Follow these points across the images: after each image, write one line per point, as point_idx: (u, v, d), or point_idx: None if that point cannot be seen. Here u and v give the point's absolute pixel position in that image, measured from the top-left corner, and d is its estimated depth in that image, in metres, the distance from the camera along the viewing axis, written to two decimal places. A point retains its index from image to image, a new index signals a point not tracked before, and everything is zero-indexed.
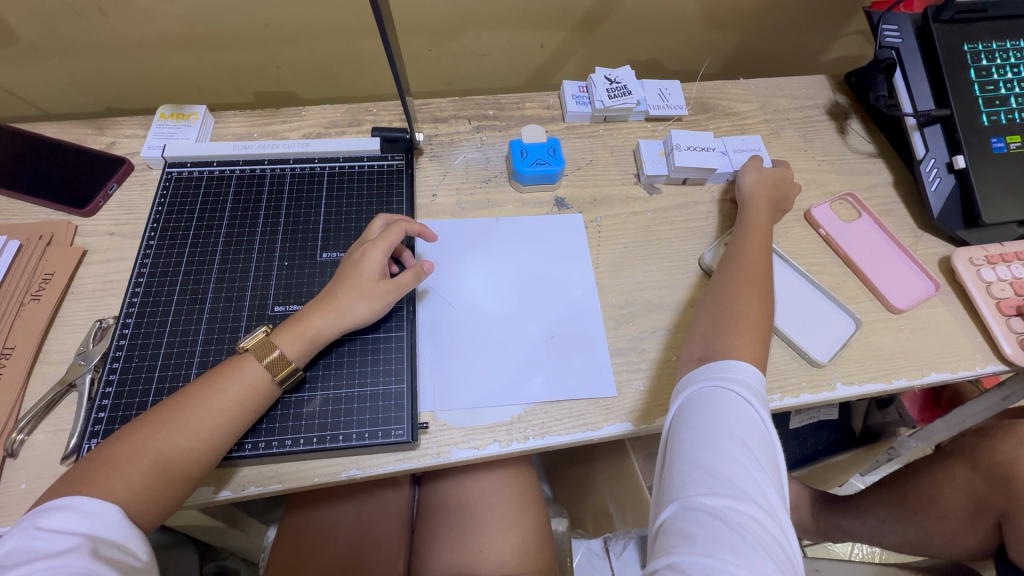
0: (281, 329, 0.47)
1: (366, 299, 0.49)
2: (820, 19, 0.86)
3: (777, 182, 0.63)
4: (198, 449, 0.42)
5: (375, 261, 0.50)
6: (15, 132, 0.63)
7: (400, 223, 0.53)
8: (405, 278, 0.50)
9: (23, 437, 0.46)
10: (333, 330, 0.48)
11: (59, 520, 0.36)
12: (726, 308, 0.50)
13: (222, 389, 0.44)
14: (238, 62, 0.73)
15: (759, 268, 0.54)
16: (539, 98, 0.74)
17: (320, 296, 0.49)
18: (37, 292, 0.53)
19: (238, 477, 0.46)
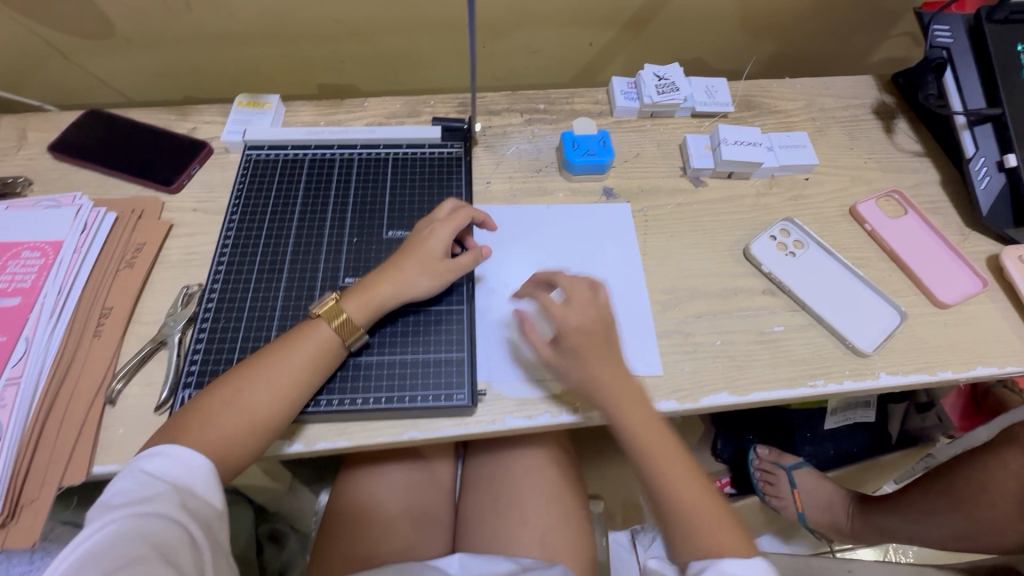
0: (349, 294, 0.51)
1: (428, 274, 0.52)
2: (868, 20, 0.87)
3: (601, 324, 0.51)
4: (271, 406, 0.45)
5: (441, 239, 0.54)
6: (112, 117, 0.69)
7: (466, 209, 0.57)
8: (465, 259, 0.54)
9: (121, 387, 0.51)
10: (396, 299, 0.51)
11: (155, 465, 0.41)
12: (690, 529, 0.46)
13: (295, 355, 0.47)
14: (306, 57, 0.78)
15: (681, 466, 0.48)
16: (588, 94, 0.77)
17: (383, 267, 0.53)
18: (131, 260, 0.58)
19: (306, 432, 0.49)
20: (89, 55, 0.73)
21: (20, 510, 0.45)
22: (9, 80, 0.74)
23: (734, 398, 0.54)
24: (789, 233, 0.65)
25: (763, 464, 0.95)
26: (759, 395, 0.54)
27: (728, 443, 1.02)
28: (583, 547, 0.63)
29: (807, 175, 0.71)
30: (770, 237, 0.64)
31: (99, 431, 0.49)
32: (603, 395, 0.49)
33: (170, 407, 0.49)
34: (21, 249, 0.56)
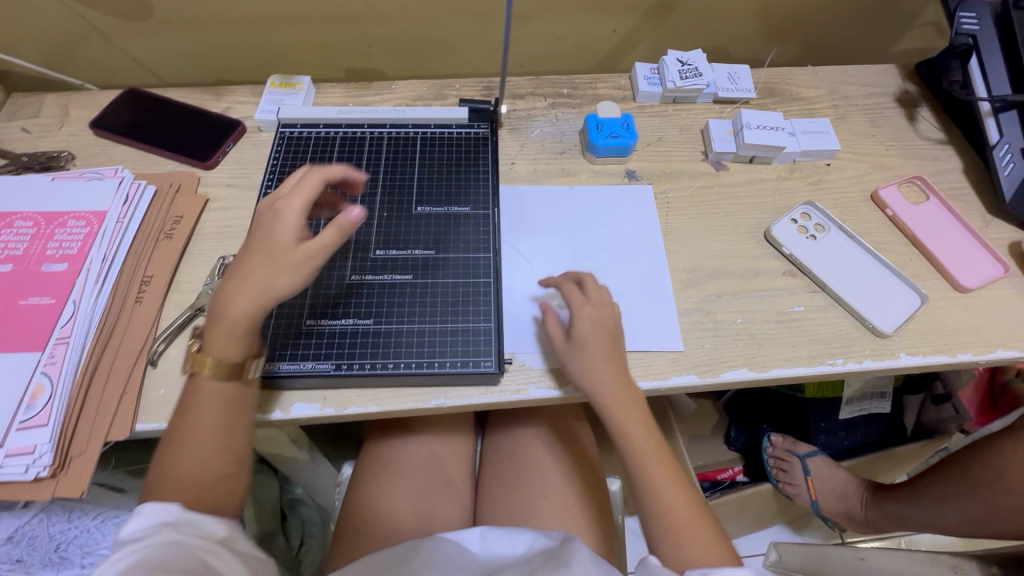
0: (209, 334, 0.45)
1: (289, 269, 0.45)
2: (892, 9, 0.87)
3: (607, 331, 0.52)
4: (217, 453, 0.45)
5: (291, 223, 0.46)
6: (150, 96, 0.72)
7: (317, 171, 0.48)
8: (325, 236, 0.45)
9: (162, 350, 0.53)
10: (258, 305, 0.44)
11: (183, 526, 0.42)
12: (665, 532, 0.47)
13: (203, 407, 0.45)
14: (335, 40, 0.80)
15: (664, 470, 0.49)
16: (611, 79, 0.78)
17: (235, 275, 0.45)
18: (170, 231, 0.60)
19: (307, 396, 0.51)
20: (127, 36, 0.75)
21: (68, 462, 0.47)
22: (50, 59, 0.77)
23: (754, 374, 0.55)
24: (810, 216, 0.66)
25: (776, 451, 0.96)
26: (777, 371, 0.55)
27: (742, 432, 1.03)
28: (600, 521, 0.64)
29: (829, 161, 0.71)
30: (791, 220, 0.65)
31: (142, 391, 0.51)
32: (600, 398, 0.50)
33: None
34: (67, 218, 0.58)
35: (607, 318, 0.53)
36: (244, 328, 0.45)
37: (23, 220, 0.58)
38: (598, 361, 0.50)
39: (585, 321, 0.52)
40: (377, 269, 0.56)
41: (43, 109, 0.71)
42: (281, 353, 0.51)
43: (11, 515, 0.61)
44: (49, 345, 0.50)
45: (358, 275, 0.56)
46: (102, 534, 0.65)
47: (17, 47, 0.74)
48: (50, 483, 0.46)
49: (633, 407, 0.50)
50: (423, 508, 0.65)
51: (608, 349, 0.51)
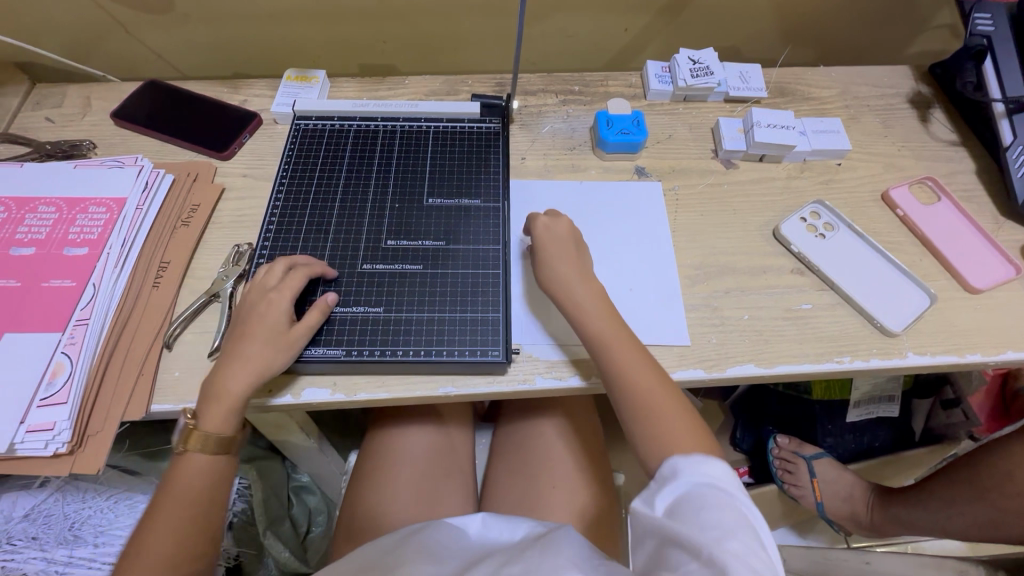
0: (203, 411, 0.47)
1: (282, 350, 0.49)
2: (906, 11, 0.87)
3: (572, 242, 0.57)
4: (196, 527, 0.46)
5: (281, 310, 0.50)
6: (170, 88, 0.73)
7: (299, 268, 0.53)
8: (314, 316, 0.51)
9: (177, 333, 0.54)
10: (252, 385, 0.48)
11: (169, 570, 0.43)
12: (644, 419, 0.48)
13: (188, 482, 0.47)
14: (350, 36, 0.81)
15: (638, 362, 0.50)
16: (623, 77, 0.78)
17: (224, 361, 0.48)
18: (187, 219, 0.61)
19: (298, 383, 0.52)
20: (148, 30, 0.77)
21: (85, 440, 0.48)
22: (73, 51, 0.78)
23: (760, 370, 0.55)
24: (819, 215, 0.66)
25: (782, 453, 0.95)
26: (783, 367, 0.55)
27: (749, 433, 1.03)
28: (604, 514, 0.65)
29: (840, 160, 0.71)
30: (801, 219, 0.65)
31: (156, 373, 0.52)
32: (578, 301, 0.52)
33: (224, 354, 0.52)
34: (88, 204, 0.60)
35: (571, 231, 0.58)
36: (237, 406, 0.47)
37: (45, 205, 0.59)
38: (568, 266, 0.55)
39: (549, 233, 0.57)
40: (388, 259, 0.57)
41: (66, 100, 0.73)
42: None
43: (28, 494, 0.64)
44: (69, 326, 0.52)
45: (370, 264, 0.57)
46: (115, 514, 0.67)
47: (43, 40, 0.76)
48: (68, 459, 0.48)
49: (603, 312, 0.52)
50: (428, 497, 0.66)
51: (575, 255, 0.56)
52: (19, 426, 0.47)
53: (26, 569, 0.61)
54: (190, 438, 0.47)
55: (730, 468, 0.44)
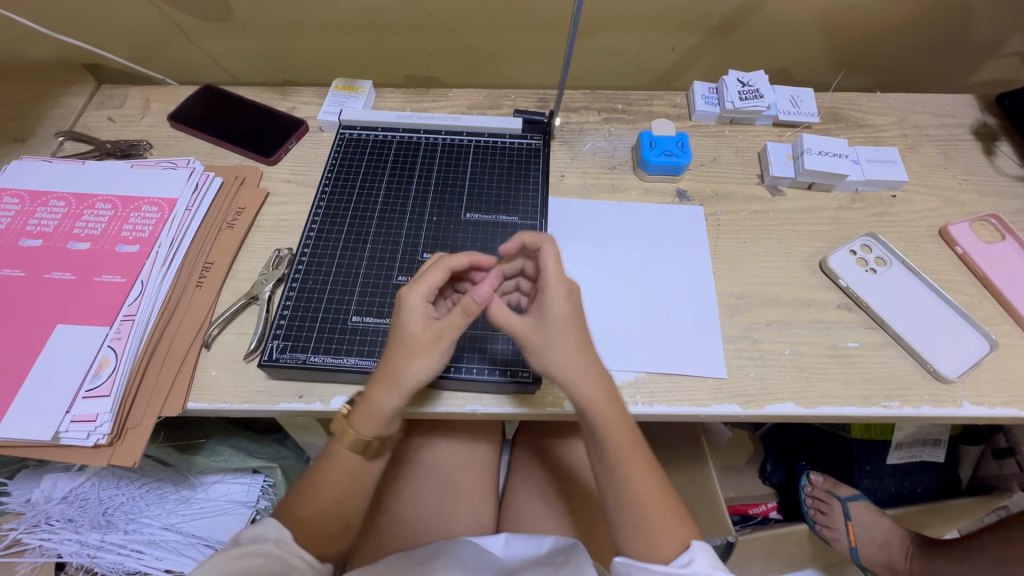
0: (354, 415, 0.47)
1: (424, 359, 0.45)
2: (974, 38, 0.83)
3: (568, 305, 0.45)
4: (334, 516, 0.47)
5: (417, 308, 0.46)
6: (224, 93, 0.76)
7: (444, 262, 0.48)
8: (455, 319, 0.45)
9: (216, 333, 0.56)
10: (400, 398, 0.45)
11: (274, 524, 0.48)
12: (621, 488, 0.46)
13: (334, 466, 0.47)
14: (398, 48, 0.82)
15: (620, 429, 0.45)
16: (668, 96, 0.77)
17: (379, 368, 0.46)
18: (232, 221, 0.63)
19: (329, 391, 0.53)
20: (207, 37, 0.80)
21: (124, 432, 0.50)
22: (137, 55, 0.82)
23: (800, 410, 0.53)
24: (871, 248, 0.63)
25: (815, 491, 0.92)
26: (825, 409, 0.53)
27: (778, 467, 0.99)
28: None
29: (894, 192, 0.68)
30: (851, 251, 0.62)
31: (194, 371, 0.53)
32: (579, 397, 0.44)
33: (258, 355, 0.53)
34: (142, 203, 0.62)
35: (570, 298, 0.45)
36: (385, 418, 0.46)
37: (102, 203, 0.62)
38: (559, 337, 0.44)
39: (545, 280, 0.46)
40: None
41: (127, 101, 0.76)
42: (325, 347, 0.53)
43: (68, 477, 0.66)
44: (116, 321, 0.54)
45: (405, 277, 0.57)
46: (145, 503, 0.69)
47: (111, 43, 0.80)
48: (107, 450, 0.49)
49: (617, 426, 0.45)
50: (447, 508, 0.65)
51: (577, 337, 0.45)
52: (64, 415, 0.49)
53: (62, 549, 0.64)
54: (342, 433, 0.48)
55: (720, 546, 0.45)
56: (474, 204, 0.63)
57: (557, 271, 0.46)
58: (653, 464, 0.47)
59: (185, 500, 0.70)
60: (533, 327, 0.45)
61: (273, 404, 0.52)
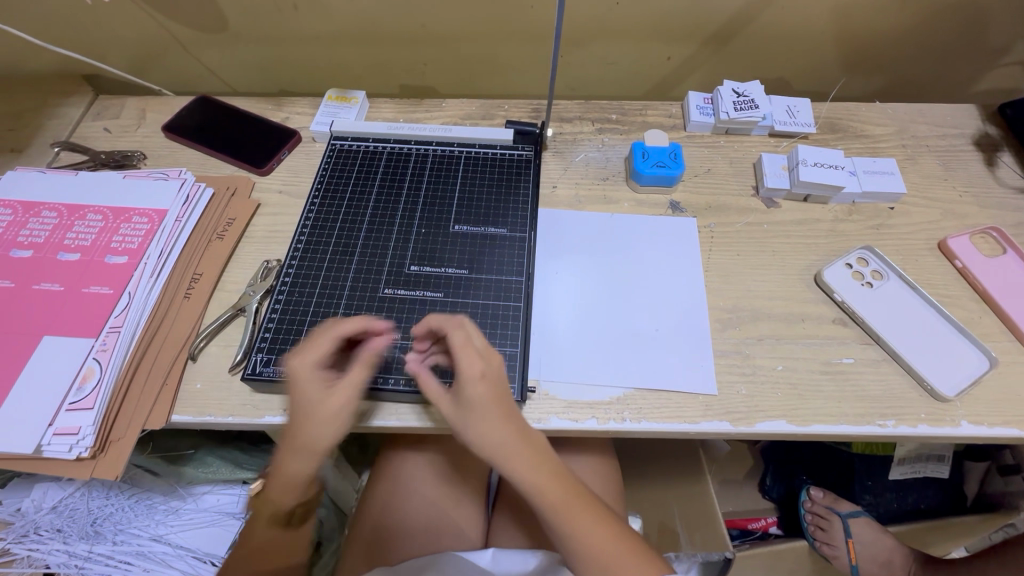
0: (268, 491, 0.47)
1: (326, 429, 0.44)
2: (976, 47, 0.81)
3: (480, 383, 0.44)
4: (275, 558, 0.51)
5: (310, 377, 0.45)
6: (219, 104, 0.76)
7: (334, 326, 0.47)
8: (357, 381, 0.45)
9: (202, 345, 0.55)
10: (309, 469, 0.45)
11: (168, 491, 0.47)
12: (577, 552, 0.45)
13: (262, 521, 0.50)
14: (393, 58, 0.82)
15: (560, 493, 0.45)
16: (662, 107, 0.77)
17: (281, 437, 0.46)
18: (222, 232, 0.63)
19: None
20: (204, 47, 0.80)
21: (108, 445, 0.50)
22: (135, 65, 0.83)
23: (793, 428, 0.51)
24: (867, 262, 0.61)
25: (815, 507, 0.90)
26: (817, 427, 0.52)
27: (778, 482, 0.96)
28: None
29: (892, 205, 0.67)
30: (847, 264, 0.61)
31: (180, 384, 0.53)
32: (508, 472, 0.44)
33: (243, 368, 0.53)
34: (132, 214, 0.62)
35: (482, 374, 0.44)
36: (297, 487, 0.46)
37: (94, 214, 0.62)
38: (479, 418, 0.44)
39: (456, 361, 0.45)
40: (410, 285, 0.58)
41: (123, 111, 0.77)
42: None
43: (58, 487, 0.66)
44: (102, 333, 0.54)
45: (391, 289, 0.57)
46: (134, 513, 0.69)
47: (109, 54, 0.81)
48: (90, 463, 0.49)
49: (555, 491, 0.45)
50: (436, 523, 0.64)
51: (499, 410, 0.44)
52: (47, 428, 0.49)
53: (50, 560, 0.63)
54: (258, 506, 0.49)
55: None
56: (463, 216, 0.63)
57: (467, 353, 0.44)
58: (605, 517, 0.46)
59: (174, 512, 0.71)
60: (454, 407, 0.45)
61: (259, 418, 0.51)
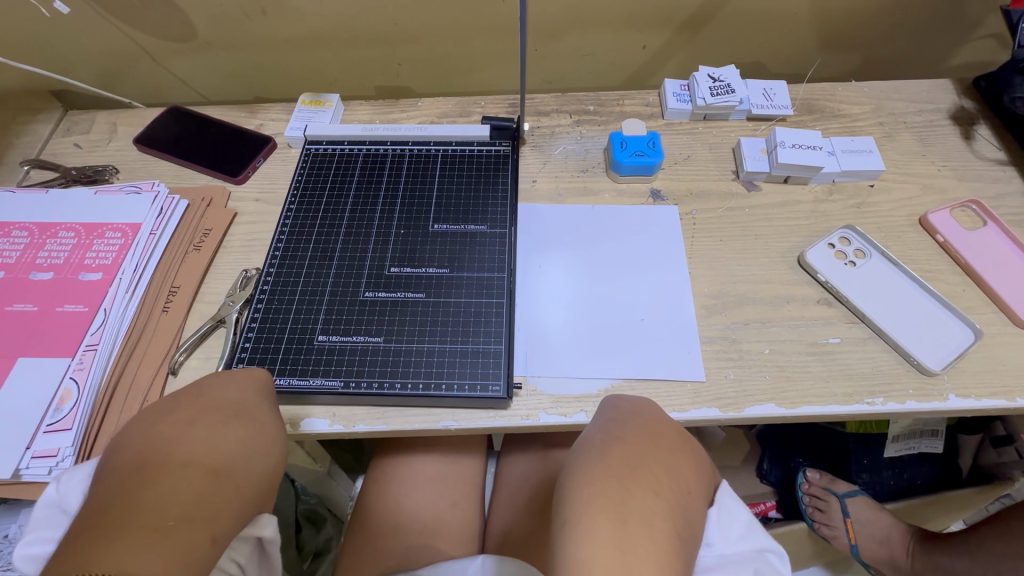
0: None
1: None
2: (948, 22, 0.82)
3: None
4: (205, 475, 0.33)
5: None
6: (191, 115, 0.75)
7: None
8: None
9: (182, 359, 0.54)
10: None
11: (37, 546, 0.34)
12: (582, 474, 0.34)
13: (221, 388, 0.41)
14: (366, 59, 0.81)
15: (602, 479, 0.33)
16: (639, 95, 0.76)
17: (124, 464, 0.33)
18: (198, 243, 0.62)
19: (296, 415, 0.51)
20: (173, 57, 0.79)
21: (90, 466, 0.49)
22: (106, 79, 0.82)
23: (782, 411, 0.51)
24: (849, 241, 0.61)
25: (813, 489, 0.90)
26: (804, 408, 0.51)
27: (775, 465, 0.97)
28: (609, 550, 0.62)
29: (873, 182, 0.67)
30: (829, 245, 0.61)
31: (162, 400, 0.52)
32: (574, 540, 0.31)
33: None
34: (105, 229, 0.61)
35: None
36: None
37: (66, 231, 0.61)
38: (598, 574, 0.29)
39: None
40: (391, 287, 0.57)
41: (94, 126, 0.75)
42: (291, 368, 0.52)
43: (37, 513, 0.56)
44: (79, 352, 0.53)
45: (372, 292, 0.57)
46: None
47: (78, 69, 0.80)
48: None
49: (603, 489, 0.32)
50: (431, 526, 0.63)
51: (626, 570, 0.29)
52: (25, 451, 0.48)
53: None
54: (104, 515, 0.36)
55: (652, 421, 0.39)
56: (443, 216, 0.62)
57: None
58: (627, 460, 0.34)
59: None
60: None
61: None
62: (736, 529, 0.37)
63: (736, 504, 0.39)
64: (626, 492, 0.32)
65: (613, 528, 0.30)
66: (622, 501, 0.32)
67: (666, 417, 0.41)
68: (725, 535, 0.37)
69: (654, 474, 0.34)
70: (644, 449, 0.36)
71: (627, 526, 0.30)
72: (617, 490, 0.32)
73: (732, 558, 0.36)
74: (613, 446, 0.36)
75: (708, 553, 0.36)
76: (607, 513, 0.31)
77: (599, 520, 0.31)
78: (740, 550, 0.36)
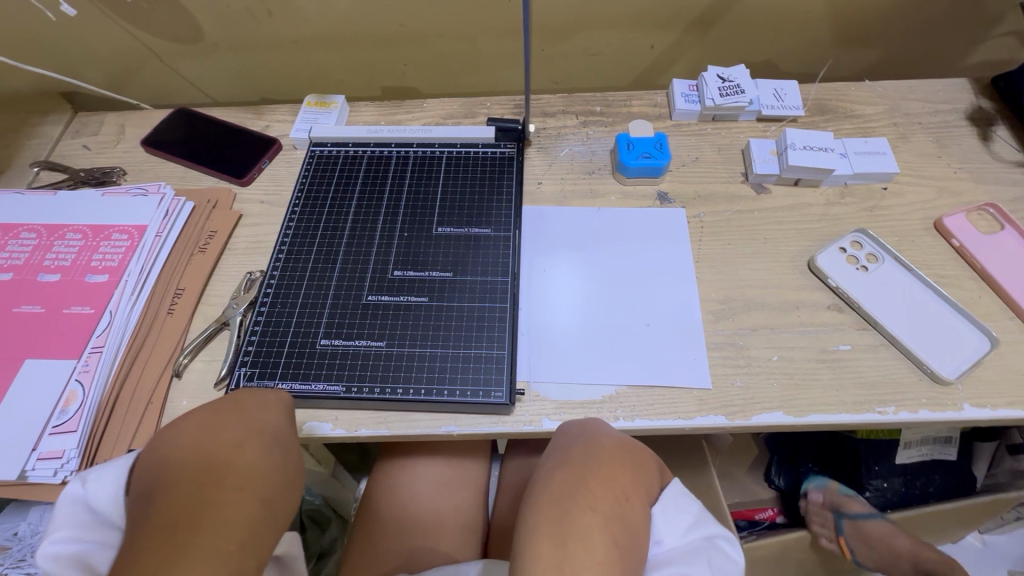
0: None
1: None
2: (966, 20, 0.80)
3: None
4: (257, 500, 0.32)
5: None
6: (197, 116, 0.75)
7: None
8: None
9: (187, 361, 0.54)
10: None
11: (61, 546, 0.32)
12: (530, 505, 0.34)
13: (259, 407, 0.39)
14: (372, 60, 0.81)
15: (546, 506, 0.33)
16: (647, 96, 0.75)
17: (175, 481, 0.32)
18: (204, 245, 0.62)
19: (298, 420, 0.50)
20: (181, 59, 0.80)
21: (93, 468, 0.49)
22: (115, 81, 0.82)
23: (790, 419, 0.50)
24: (861, 245, 0.60)
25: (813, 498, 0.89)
26: (812, 417, 0.50)
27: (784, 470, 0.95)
28: None
29: (886, 184, 0.66)
30: (840, 249, 0.60)
31: (165, 403, 0.52)
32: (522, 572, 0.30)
33: (227, 385, 0.52)
34: (112, 232, 0.61)
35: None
36: None
37: (73, 233, 0.62)
38: None
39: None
40: (394, 290, 0.57)
41: (102, 128, 0.76)
42: (293, 373, 0.52)
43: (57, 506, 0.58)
44: (84, 354, 0.53)
45: (375, 295, 0.56)
46: None
47: (87, 71, 0.80)
48: None
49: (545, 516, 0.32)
50: (431, 529, 0.63)
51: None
52: (31, 453, 0.48)
53: None
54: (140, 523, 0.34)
55: (591, 439, 0.39)
56: (447, 218, 0.62)
57: None
58: (569, 481, 0.34)
59: None
60: None
61: None
62: (683, 522, 0.37)
63: (682, 496, 0.39)
64: (565, 514, 0.32)
65: (552, 553, 0.30)
66: (559, 526, 0.31)
67: (611, 433, 0.40)
68: (672, 529, 0.36)
69: (590, 488, 0.33)
70: (586, 468, 0.35)
71: (567, 547, 0.30)
72: (555, 515, 0.32)
73: (681, 550, 0.36)
74: (555, 471, 0.35)
75: (659, 551, 0.36)
76: (548, 539, 0.31)
77: (540, 547, 0.30)
78: (689, 542, 0.36)
